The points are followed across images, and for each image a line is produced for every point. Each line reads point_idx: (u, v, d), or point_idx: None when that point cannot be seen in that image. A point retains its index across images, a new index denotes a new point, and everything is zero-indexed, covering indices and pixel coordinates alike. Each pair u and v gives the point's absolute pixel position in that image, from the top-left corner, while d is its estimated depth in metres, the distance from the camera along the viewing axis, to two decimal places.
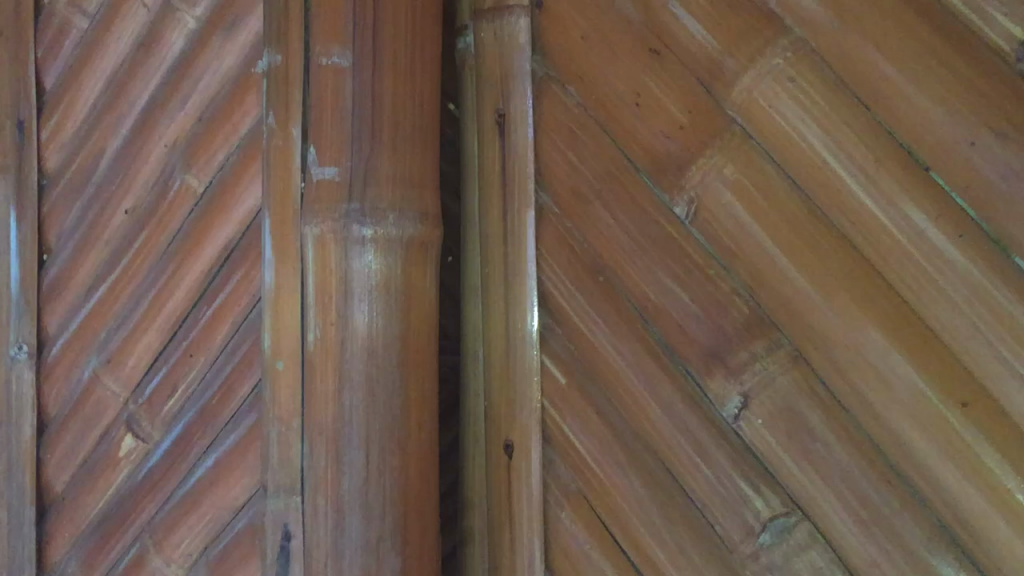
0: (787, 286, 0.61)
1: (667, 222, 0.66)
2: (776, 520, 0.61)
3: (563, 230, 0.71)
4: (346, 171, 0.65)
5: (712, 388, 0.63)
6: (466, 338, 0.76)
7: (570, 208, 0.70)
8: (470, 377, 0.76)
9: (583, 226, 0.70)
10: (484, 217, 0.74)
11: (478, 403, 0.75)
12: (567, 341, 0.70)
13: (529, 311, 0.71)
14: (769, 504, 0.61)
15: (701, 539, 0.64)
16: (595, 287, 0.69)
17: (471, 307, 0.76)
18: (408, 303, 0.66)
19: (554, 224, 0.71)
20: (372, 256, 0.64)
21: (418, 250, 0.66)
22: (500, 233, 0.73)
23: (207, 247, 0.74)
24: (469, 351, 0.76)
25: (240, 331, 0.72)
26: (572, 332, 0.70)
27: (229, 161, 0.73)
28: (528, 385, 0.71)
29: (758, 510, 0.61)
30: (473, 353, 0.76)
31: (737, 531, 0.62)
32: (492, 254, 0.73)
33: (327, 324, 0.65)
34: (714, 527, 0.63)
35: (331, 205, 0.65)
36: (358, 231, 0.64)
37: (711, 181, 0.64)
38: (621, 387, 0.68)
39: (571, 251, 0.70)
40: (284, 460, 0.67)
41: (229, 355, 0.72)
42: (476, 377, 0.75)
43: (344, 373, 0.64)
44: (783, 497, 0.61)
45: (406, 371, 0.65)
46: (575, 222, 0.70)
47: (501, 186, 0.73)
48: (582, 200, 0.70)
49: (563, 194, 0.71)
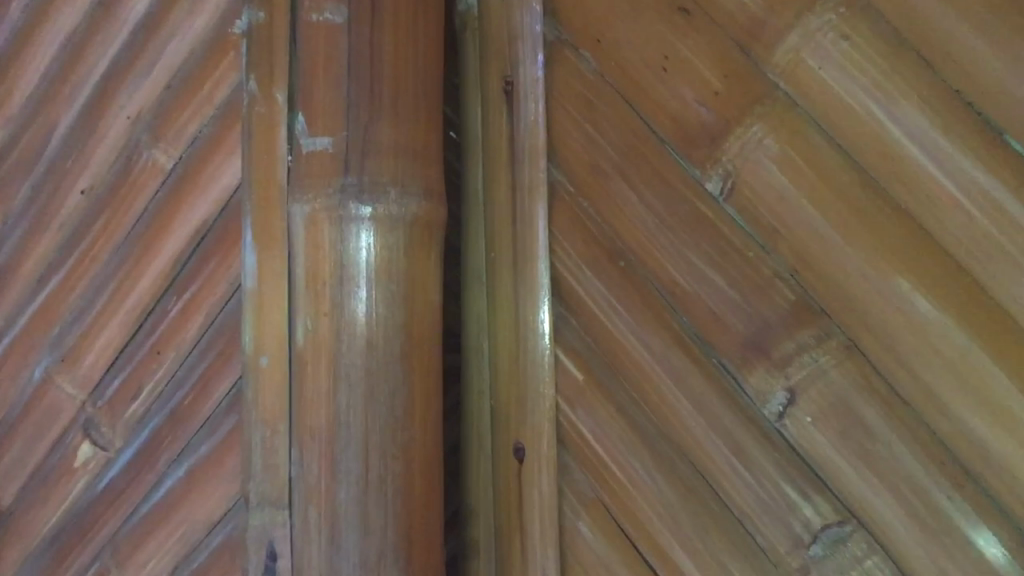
0: (838, 269, 0.54)
1: (699, 198, 0.59)
2: (828, 531, 0.55)
3: (577, 211, 0.64)
4: (340, 141, 0.58)
5: (750, 382, 0.57)
6: (468, 332, 0.69)
7: (586, 187, 0.64)
8: (472, 375, 0.68)
9: (598, 205, 0.63)
10: (489, 199, 0.67)
11: (484, 404, 0.68)
12: (582, 333, 0.64)
13: (538, 298, 0.64)
14: (818, 513, 0.55)
15: (739, 552, 0.57)
16: (615, 272, 0.62)
17: (475, 295, 0.69)
18: (413, 290, 0.59)
19: (568, 204, 0.65)
20: (372, 238, 0.57)
21: (423, 229, 0.59)
22: (509, 215, 0.66)
23: (177, 230, 0.66)
24: (472, 345, 0.69)
25: (214, 326, 0.65)
26: (589, 321, 0.63)
27: (202, 134, 0.66)
28: (539, 381, 0.64)
29: (807, 520, 0.55)
30: (476, 348, 0.68)
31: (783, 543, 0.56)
32: (499, 237, 0.67)
33: (318, 313, 0.58)
34: (755, 540, 0.57)
35: (323, 180, 0.58)
36: (355, 209, 0.57)
37: (751, 152, 0.57)
38: (646, 381, 0.61)
39: (588, 234, 0.64)
40: (269, 470, 0.60)
41: (203, 351, 0.65)
42: (480, 375, 0.68)
43: (340, 368, 0.57)
44: (835, 506, 0.55)
45: (410, 366, 0.58)
46: (592, 202, 0.64)
47: (508, 163, 0.66)
48: (600, 178, 0.63)
49: (580, 172, 0.64)
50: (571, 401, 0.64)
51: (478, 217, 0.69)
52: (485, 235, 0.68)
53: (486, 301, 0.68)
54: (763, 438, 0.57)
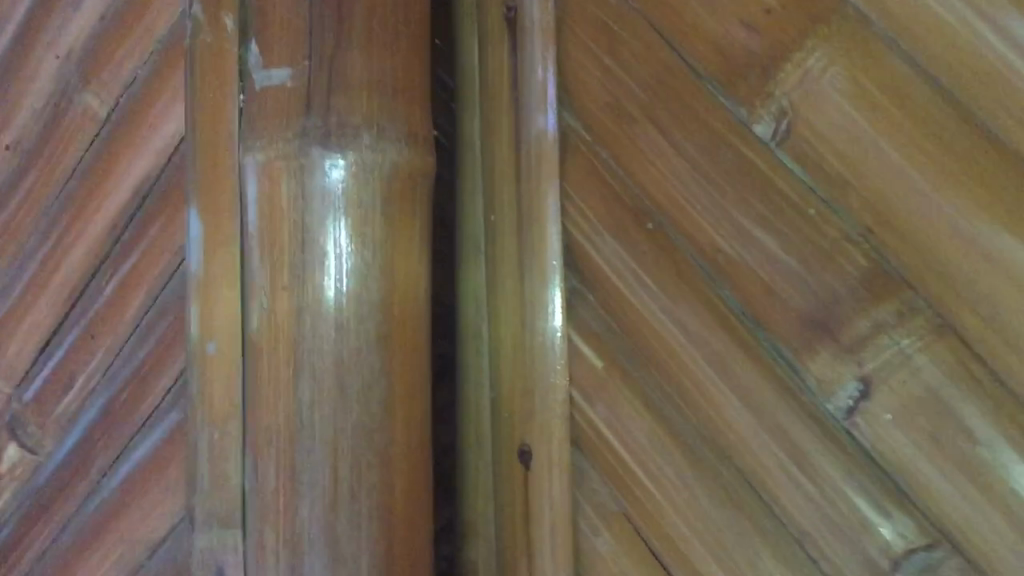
0: (929, 229, 0.42)
1: (746, 143, 0.48)
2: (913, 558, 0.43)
3: (594, 164, 0.53)
4: (301, 73, 0.47)
5: (812, 372, 0.46)
6: (462, 311, 0.58)
7: (604, 133, 0.52)
8: (467, 363, 0.57)
9: (620, 156, 0.52)
10: (488, 152, 0.57)
11: (483, 397, 0.57)
12: (600, 312, 0.52)
13: (548, 271, 0.53)
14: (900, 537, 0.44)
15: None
16: (642, 236, 0.51)
17: (471, 267, 0.57)
18: (392, 259, 0.47)
19: (583, 155, 0.53)
20: (341, 194, 0.46)
21: (403, 183, 0.48)
22: (513, 172, 0.55)
23: (115, 191, 0.55)
24: (467, 327, 0.57)
25: (156, 305, 0.54)
26: (608, 296, 0.52)
27: (142, 74, 0.55)
28: (550, 369, 0.53)
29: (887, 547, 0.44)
30: (472, 329, 0.57)
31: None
32: (501, 198, 0.56)
33: (276, 288, 0.47)
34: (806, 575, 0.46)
35: (280, 121, 0.47)
36: (321, 159, 0.46)
37: (811, 84, 0.45)
38: (678, 369, 0.50)
39: (607, 192, 0.52)
40: (218, 481, 0.49)
41: (143, 337, 0.54)
42: (478, 363, 0.57)
43: (301, 355, 0.46)
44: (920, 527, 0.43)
45: (389, 352, 0.47)
46: (613, 152, 0.52)
47: (512, 109, 0.55)
48: (623, 122, 0.52)
49: (597, 116, 0.53)
50: (587, 394, 0.53)
51: (475, 174, 0.58)
52: (484, 195, 0.57)
53: (484, 273, 0.57)
54: (828, 440, 0.45)
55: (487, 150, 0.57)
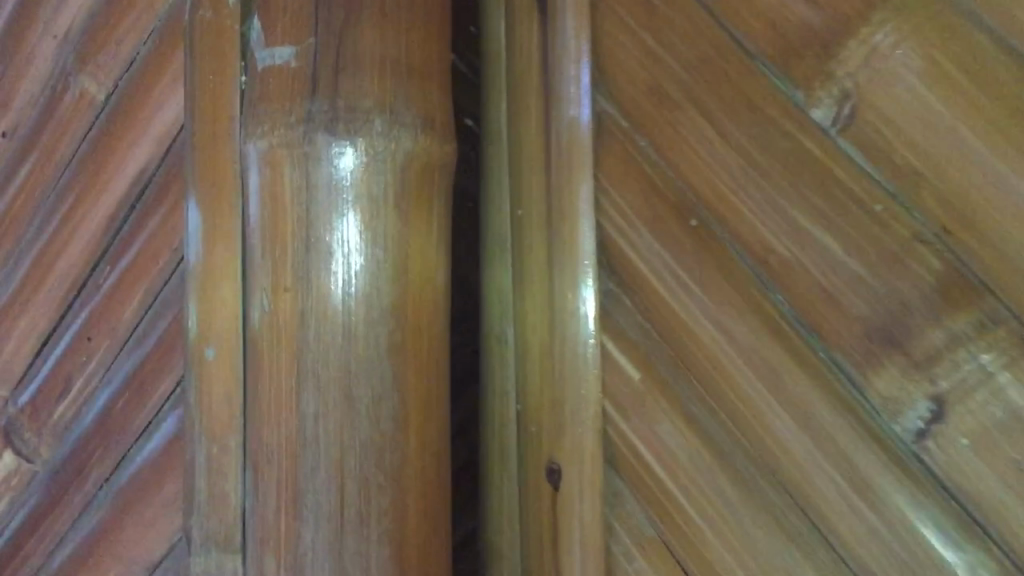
0: (1015, 228, 0.37)
1: (802, 130, 0.42)
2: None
3: (631, 152, 0.48)
4: (308, 52, 0.42)
5: (876, 390, 0.41)
6: (487, 313, 0.53)
7: (643, 119, 0.47)
8: (493, 370, 0.53)
9: (660, 144, 0.47)
10: (514, 141, 0.52)
11: (509, 407, 0.52)
12: (637, 316, 0.47)
13: (580, 272, 0.49)
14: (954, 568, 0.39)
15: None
16: (684, 233, 0.46)
17: (498, 266, 0.53)
18: (407, 258, 0.43)
19: (618, 143, 0.48)
20: (351, 186, 0.42)
21: (419, 174, 0.43)
22: (542, 163, 0.50)
23: (113, 182, 0.51)
24: (493, 331, 0.53)
25: (154, 307, 0.50)
26: (647, 298, 0.47)
27: (141, 55, 0.51)
28: (582, 378, 0.48)
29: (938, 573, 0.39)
30: (496, 334, 0.53)
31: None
32: (528, 191, 0.51)
33: (278, 289, 0.43)
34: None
35: (283, 104, 0.42)
36: (327, 148, 0.42)
37: (879, 63, 0.40)
38: (723, 381, 0.45)
39: (645, 184, 0.47)
40: (215, 500, 0.45)
41: (139, 341, 0.50)
42: (503, 370, 0.52)
43: (305, 364, 0.42)
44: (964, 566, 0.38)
45: (403, 362, 0.42)
46: (653, 140, 0.47)
47: (541, 92, 0.50)
48: (664, 107, 0.47)
49: (635, 99, 0.48)
50: (623, 407, 0.48)
51: (501, 163, 0.53)
52: (512, 187, 0.52)
53: (512, 273, 0.52)
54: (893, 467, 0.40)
55: (514, 138, 0.52)
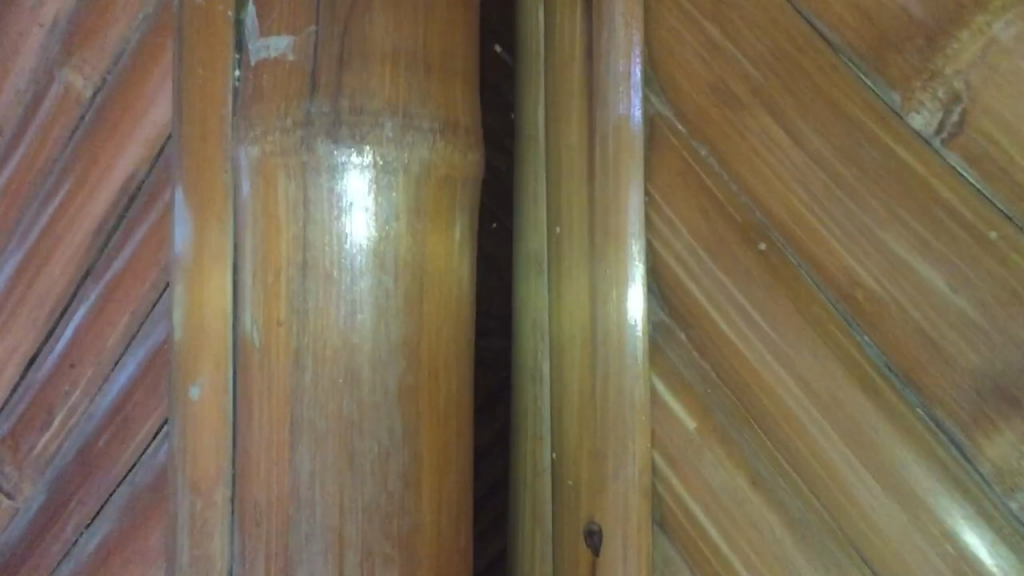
0: None
1: (897, 139, 0.35)
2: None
3: (688, 161, 0.41)
4: (308, 44, 0.36)
5: (988, 457, 0.34)
6: (520, 343, 0.46)
7: (700, 122, 0.40)
8: (523, 410, 0.45)
9: (722, 152, 0.40)
10: (554, 145, 0.44)
11: (544, 456, 0.44)
12: (694, 355, 0.40)
13: (621, 305, 0.41)
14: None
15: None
16: (750, 259, 0.39)
17: (532, 289, 0.45)
18: (422, 287, 0.36)
19: (673, 149, 0.41)
20: (356, 202, 0.35)
21: (436, 189, 0.37)
22: (585, 171, 0.43)
23: (99, 189, 0.46)
24: (524, 365, 0.45)
25: (137, 337, 0.45)
26: (705, 333, 0.40)
27: (131, 46, 0.45)
28: (628, 426, 0.41)
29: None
30: (530, 370, 0.45)
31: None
32: (567, 204, 0.43)
33: (270, 321, 0.36)
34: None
35: (278, 104, 0.36)
36: (329, 158, 0.35)
37: (998, 59, 0.33)
38: (794, 437, 0.38)
39: (704, 199, 0.40)
40: (200, 563, 0.39)
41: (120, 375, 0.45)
42: (535, 412, 0.44)
43: (300, 411, 0.36)
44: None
45: (415, 410, 0.36)
46: (712, 147, 0.40)
47: (586, 87, 0.43)
48: (727, 108, 0.39)
49: (692, 98, 0.40)
50: (676, 462, 0.40)
51: (540, 170, 0.45)
52: (547, 198, 0.45)
53: (547, 297, 0.44)
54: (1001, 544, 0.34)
55: (551, 141, 0.44)
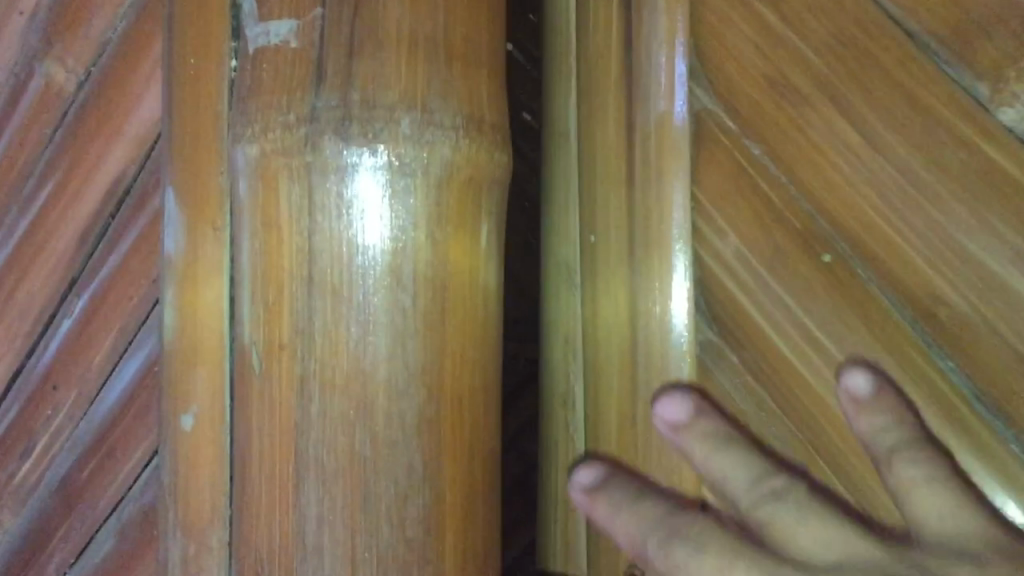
0: None
1: (989, 141, 0.31)
2: (884, 416, 0.31)
3: (739, 162, 0.36)
4: (315, 30, 0.32)
5: None
6: (548, 366, 0.41)
7: (753, 118, 0.36)
8: (552, 435, 0.41)
9: (778, 151, 0.35)
10: (587, 146, 0.40)
11: (579, 492, 0.40)
12: (747, 379, 0.36)
13: (664, 324, 0.37)
14: (862, 403, 0.31)
15: (731, 461, 0.33)
16: (812, 273, 0.34)
17: (564, 304, 0.41)
18: (444, 304, 0.32)
19: (722, 149, 0.36)
20: (368, 209, 0.31)
21: (459, 193, 0.32)
22: (624, 173, 0.38)
23: (84, 194, 0.41)
24: (553, 386, 0.41)
25: (124, 363, 0.41)
26: (761, 357, 0.36)
27: (116, 35, 0.40)
28: (673, 460, 0.37)
29: (846, 389, 0.32)
30: (562, 395, 0.41)
31: (679, 411, 0.35)
32: (603, 212, 0.39)
33: (270, 346, 0.32)
34: (692, 413, 0.34)
35: (280, 98, 0.32)
36: (338, 159, 0.31)
37: None
38: (864, 470, 0.34)
39: (759, 205, 0.36)
40: None
41: (105, 400, 0.41)
42: (568, 443, 0.40)
43: (305, 448, 0.31)
44: (884, 387, 0.32)
45: (438, 445, 0.32)
46: (767, 146, 0.35)
47: (624, 80, 0.39)
48: (785, 102, 0.35)
49: (744, 91, 0.36)
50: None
51: (572, 174, 0.41)
52: (580, 202, 0.40)
53: (580, 312, 0.40)
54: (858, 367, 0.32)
55: (584, 140, 0.40)
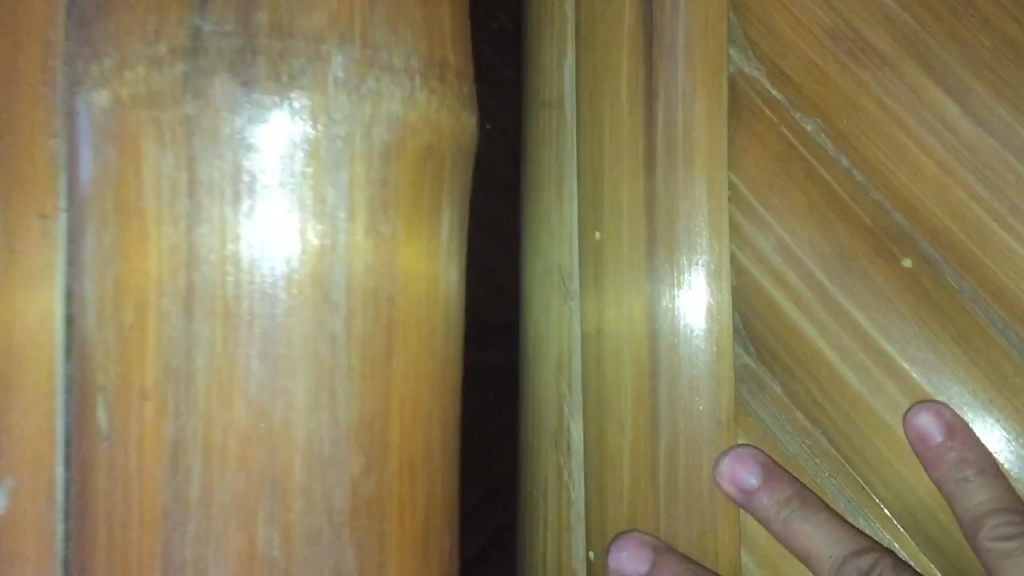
0: None
1: None
2: (961, 465, 0.29)
3: (788, 140, 0.30)
4: None
5: None
6: (537, 387, 0.34)
7: (811, 85, 0.30)
8: (544, 475, 0.33)
9: (842, 128, 0.30)
10: (594, 120, 0.32)
11: (575, 553, 0.32)
12: (786, 401, 0.30)
13: (691, 350, 0.30)
14: (933, 449, 0.28)
15: (817, 532, 0.30)
16: (887, 280, 0.29)
17: (554, 316, 0.33)
18: (392, 328, 0.22)
19: (763, 122, 0.30)
20: (278, 187, 0.21)
21: (413, 167, 0.22)
22: (643, 155, 0.30)
23: None
24: (543, 416, 0.33)
25: None
26: (811, 379, 0.30)
27: None
28: (708, 520, 0.30)
29: (912, 431, 0.29)
30: (555, 425, 0.33)
31: (752, 477, 0.29)
32: (612, 207, 0.31)
33: (124, 394, 0.21)
34: (764, 481, 0.29)
35: (143, 18, 0.21)
36: (233, 115, 0.21)
37: None
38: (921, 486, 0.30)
39: (813, 194, 0.30)
40: None
41: None
42: (562, 487, 0.33)
43: (179, 548, 0.21)
44: (957, 427, 0.29)
45: (379, 534, 0.22)
46: (829, 121, 0.30)
47: (642, 36, 0.30)
48: (859, 69, 0.30)
49: (800, 52, 0.30)
50: (759, 542, 0.31)
51: (568, 147, 0.33)
52: (576, 188, 0.32)
53: (572, 325, 0.32)
54: (927, 401, 0.29)
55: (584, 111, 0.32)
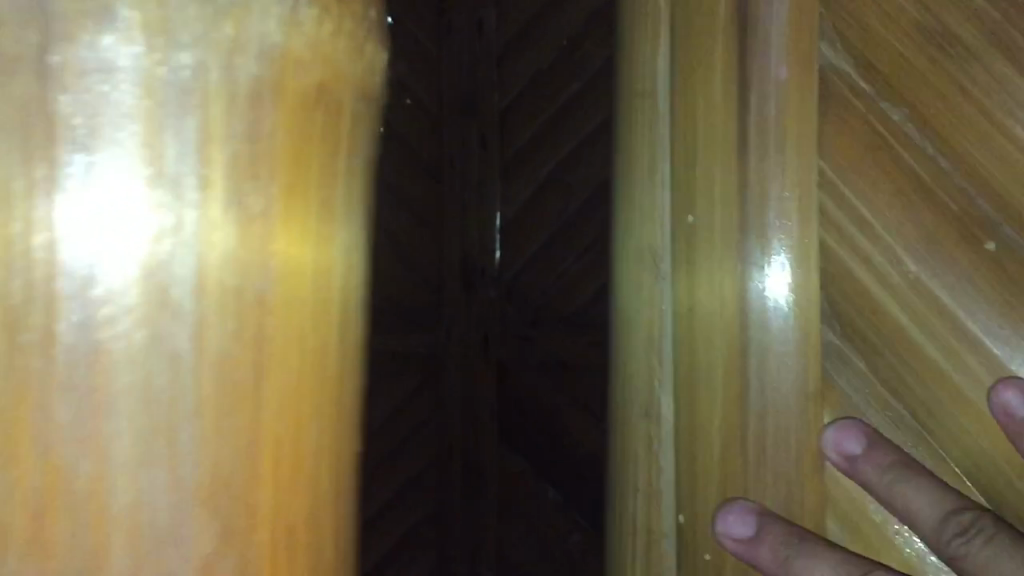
0: None
1: None
2: None
3: (878, 131, 0.30)
4: None
5: None
6: (623, 365, 0.34)
7: (899, 74, 0.30)
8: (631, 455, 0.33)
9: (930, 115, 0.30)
10: (686, 104, 0.32)
11: (666, 537, 0.33)
12: (879, 382, 0.31)
13: (779, 328, 0.30)
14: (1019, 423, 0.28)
15: (921, 496, 0.29)
16: (971, 261, 0.29)
17: (645, 294, 0.33)
18: (261, 339, 0.16)
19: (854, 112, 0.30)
20: (94, 139, 0.14)
21: (295, 116, 0.16)
22: (735, 140, 0.30)
23: None
24: (630, 395, 0.33)
25: None
26: (898, 360, 0.30)
27: None
28: (796, 489, 0.30)
29: (998, 408, 0.28)
30: (642, 403, 0.33)
31: (856, 446, 0.29)
32: (705, 187, 0.31)
33: None
34: (868, 446, 0.29)
35: None
36: (25, 30, 0.14)
37: None
38: (999, 456, 0.29)
39: (903, 180, 0.30)
40: None
41: None
42: (649, 484, 0.33)
43: None
44: None
45: None
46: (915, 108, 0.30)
47: (738, 27, 0.30)
48: (943, 56, 0.29)
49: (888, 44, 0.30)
50: (849, 512, 0.31)
51: (661, 139, 0.33)
52: (670, 171, 0.32)
53: (666, 306, 0.32)
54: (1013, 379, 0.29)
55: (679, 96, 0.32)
